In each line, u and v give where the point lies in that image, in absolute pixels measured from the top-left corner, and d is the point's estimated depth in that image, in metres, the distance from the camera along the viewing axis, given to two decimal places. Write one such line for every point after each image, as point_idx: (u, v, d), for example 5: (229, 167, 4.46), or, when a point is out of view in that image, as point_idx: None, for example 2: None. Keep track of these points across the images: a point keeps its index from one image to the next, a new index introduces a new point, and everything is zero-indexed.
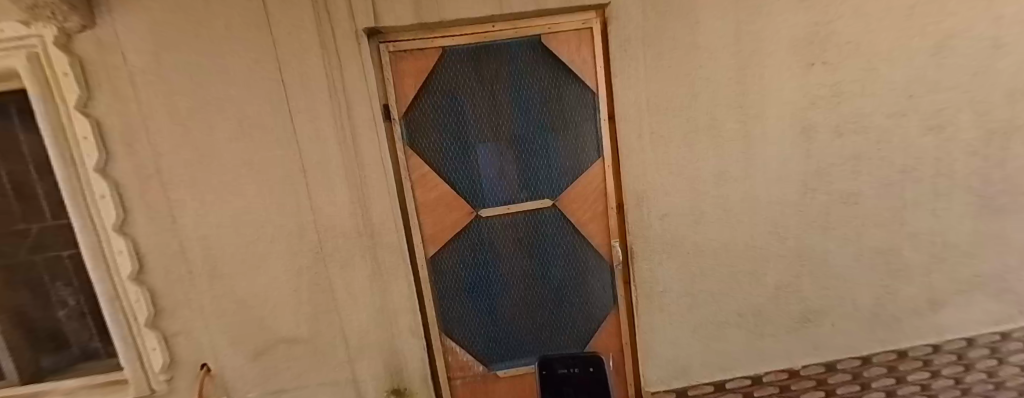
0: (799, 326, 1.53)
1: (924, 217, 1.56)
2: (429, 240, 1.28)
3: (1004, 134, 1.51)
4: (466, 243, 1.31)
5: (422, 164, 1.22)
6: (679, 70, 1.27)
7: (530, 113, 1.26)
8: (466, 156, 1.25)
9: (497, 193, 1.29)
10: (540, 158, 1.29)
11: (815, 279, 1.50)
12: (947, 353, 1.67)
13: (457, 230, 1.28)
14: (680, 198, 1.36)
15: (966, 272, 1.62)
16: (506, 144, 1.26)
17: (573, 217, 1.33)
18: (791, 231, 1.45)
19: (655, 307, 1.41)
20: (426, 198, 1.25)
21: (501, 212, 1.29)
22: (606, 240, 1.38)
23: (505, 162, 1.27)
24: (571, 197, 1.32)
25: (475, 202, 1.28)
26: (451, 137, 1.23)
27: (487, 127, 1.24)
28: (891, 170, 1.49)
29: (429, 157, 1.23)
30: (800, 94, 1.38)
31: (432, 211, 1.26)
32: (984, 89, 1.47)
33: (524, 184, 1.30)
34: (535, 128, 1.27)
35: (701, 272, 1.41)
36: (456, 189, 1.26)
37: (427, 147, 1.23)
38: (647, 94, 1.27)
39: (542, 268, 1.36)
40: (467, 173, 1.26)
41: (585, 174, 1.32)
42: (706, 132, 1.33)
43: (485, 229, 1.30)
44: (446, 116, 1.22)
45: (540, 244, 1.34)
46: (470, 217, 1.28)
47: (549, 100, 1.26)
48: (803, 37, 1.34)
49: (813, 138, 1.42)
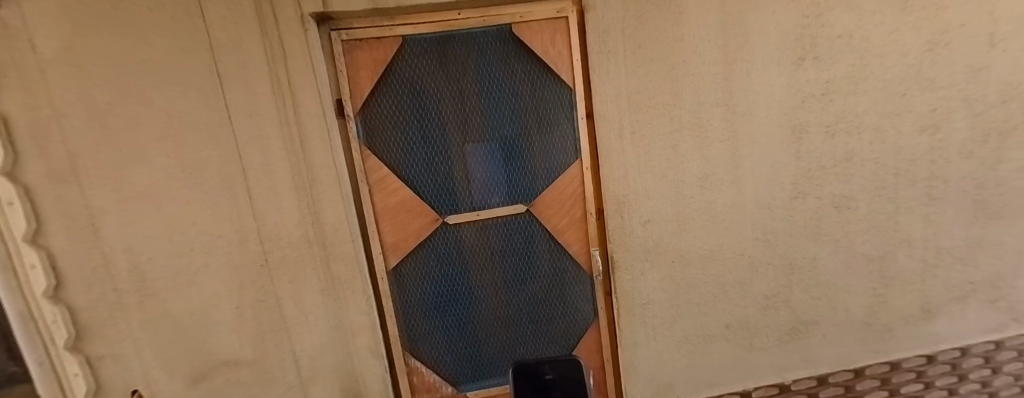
0: (789, 339, 1.44)
1: (919, 222, 1.49)
2: (391, 250, 1.16)
3: (1000, 134, 1.51)
4: (433, 253, 1.19)
5: (382, 165, 1.11)
6: (662, 65, 1.20)
7: (502, 111, 1.15)
8: (432, 157, 1.13)
9: (466, 198, 1.17)
10: (513, 161, 1.18)
11: (806, 288, 1.42)
12: (941, 364, 1.61)
13: (421, 239, 1.17)
14: (664, 203, 1.26)
15: (958, 278, 1.59)
16: (475, 143, 1.15)
17: (549, 224, 1.23)
18: (781, 238, 1.37)
19: (639, 322, 1.31)
20: (386, 203, 1.13)
21: (470, 218, 1.18)
22: (585, 248, 1.27)
23: (476, 165, 1.16)
24: (545, 201, 1.21)
25: (441, 207, 1.17)
26: (413, 136, 1.11)
27: (455, 125, 1.13)
28: (884, 173, 1.43)
29: (390, 158, 1.12)
30: (790, 91, 1.31)
31: (393, 218, 1.14)
32: (967, 90, 1.45)
33: (496, 189, 1.19)
34: (507, 126, 1.16)
35: (688, 282, 1.32)
36: (421, 193, 1.15)
37: (388, 147, 1.11)
38: (627, 90, 1.19)
39: (516, 280, 1.25)
40: (432, 177, 1.14)
41: (562, 177, 1.21)
42: (690, 131, 1.25)
43: (454, 238, 1.19)
44: (407, 113, 1.10)
45: (513, 253, 1.24)
46: (436, 224, 1.16)
47: (521, 95, 1.16)
48: (792, 31, 1.28)
49: (803, 139, 1.34)
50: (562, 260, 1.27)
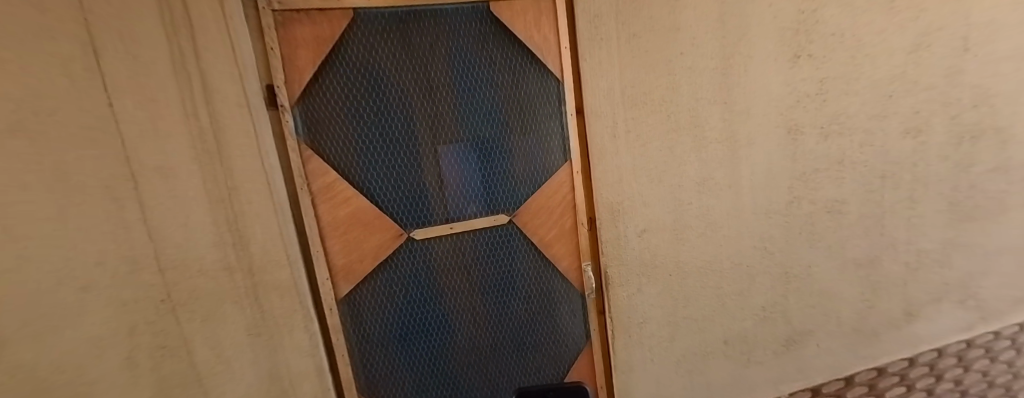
0: (785, 350, 1.36)
1: (902, 226, 1.48)
2: (342, 274, 0.93)
3: (972, 137, 1.53)
4: (395, 277, 0.97)
5: (328, 168, 0.87)
6: (658, 57, 1.07)
7: (479, 104, 0.95)
8: (393, 160, 0.91)
9: (436, 208, 0.96)
10: (494, 163, 0.98)
11: (801, 297, 1.35)
12: (921, 365, 1.62)
13: (381, 258, 0.95)
14: (660, 210, 1.13)
15: (937, 280, 1.60)
16: (447, 142, 0.94)
17: (534, 236, 1.05)
18: (778, 245, 1.28)
19: (634, 343, 1.17)
20: (335, 216, 0.90)
21: (442, 232, 0.97)
22: (576, 263, 1.10)
23: (448, 169, 0.95)
24: (530, 210, 1.03)
25: (406, 219, 0.95)
26: (367, 132, 0.88)
27: (421, 119, 0.92)
28: (873, 176, 1.39)
29: (338, 160, 0.88)
30: (786, 89, 1.23)
31: (344, 234, 0.92)
32: (944, 93, 1.46)
33: (473, 197, 0.98)
34: (484, 121, 0.96)
35: (685, 296, 1.19)
36: (379, 203, 0.92)
37: (335, 145, 0.87)
38: (620, 84, 1.05)
39: (498, 305, 1.05)
40: (394, 184, 0.92)
41: (550, 182, 1.04)
42: (687, 130, 1.13)
43: (421, 257, 0.97)
44: (360, 103, 0.87)
45: (494, 272, 1.03)
46: (399, 240, 0.95)
47: (501, 84, 0.97)
48: (788, 26, 1.20)
49: (800, 140, 1.26)
50: (551, 278, 1.09)
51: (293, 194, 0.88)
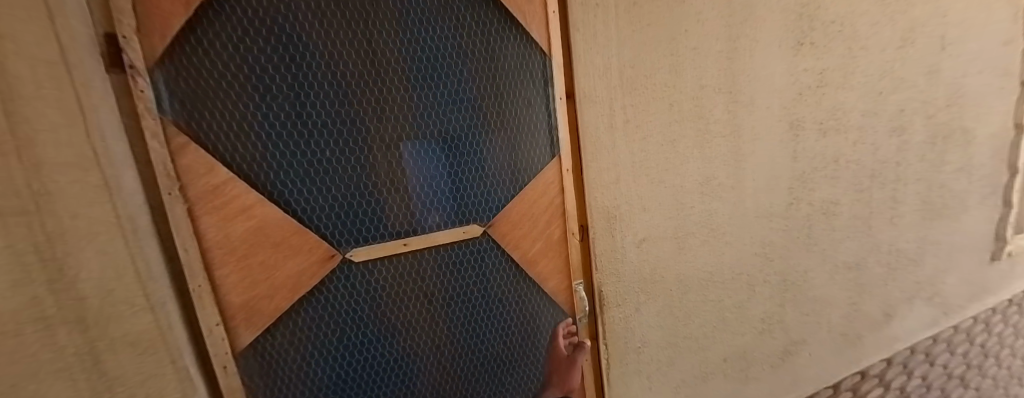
0: (781, 362, 1.26)
1: (885, 227, 1.44)
2: (241, 316, 0.57)
3: (943, 137, 1.54)
4: (323, 318, 0.61)
5: (208, 153, 0.52)
6: (661, 32, 0.89)
7: (444, 69, 0.67)
8: (311, 144, 0.57)
9: (384, 220, 0.64)
10: (462, 156, 0.70)
11: (797, 305, 1.25)
12: (899, 364, 1.64)
13: (303, 292, 0.60)
14: (660, 215, 0.96)
15: (911, 280, 1.59)
16: (399, 123, 0.63)
17: (516, 252, 0.80)
18: (777, 251, 1.17)
19: (632, 372, 0.99)
20: (225, 227, 0.54)
21: (393, 252, 0.66)
22: (567, 283, 0.87)
23: (398, 161, 0.64)
24: (510, 217, 0.78)
25: (340, 237, 0.61)
26: (270, 99, 0.54)
27: (358, 81, 0.60)
28: (863, 175, 1.32)
29: (220, 144, 0.53)
30: (789, 80, 1.11)
31: (243, 256, 0.56)
32: (924, 91, 1.43)
33: (435, 203, 0.69)
34: (449, 97, 0.68)
35: (686, 313, 1.04)
36: (296, 211, 0.58)
37: (217, 120, 0.52)
38: (619, 62, 0.86)
39: (471, 337, 0.76)
40: (316, 184, 0.58)
41: (535, 180, 0.80)
42: (691, 122, 0.96)
43: (364, 286, 0.64)
44: (256, 50, 0.53)
45: (465, 300, 0.75)
46: (332, 264, 0.61)
47: (470, 46, 0.69)
48: (792, 9, 1.08)
49: (800, 137, 1.15)
50: (535, 302, 0.84)
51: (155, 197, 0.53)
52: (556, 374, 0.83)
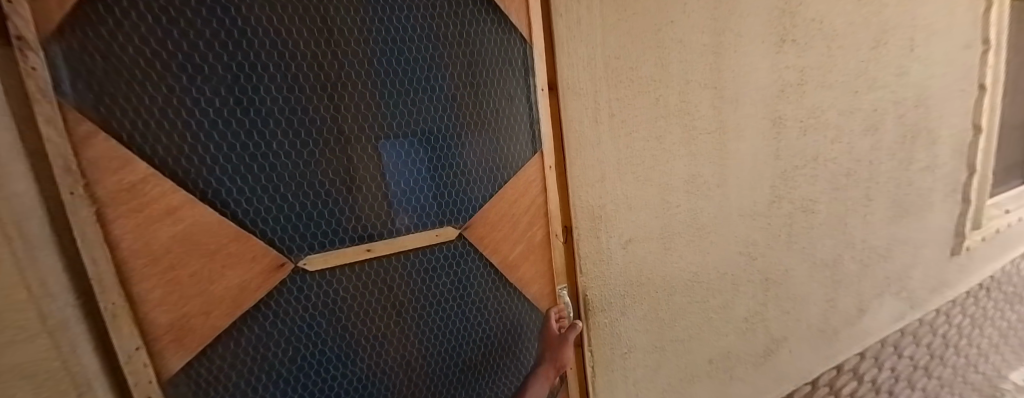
0: (763, 361, 1.25)
1: (860, 224, 1.46)
2: (169, 337, 0.48)
3: (911, 137, 1.58)
4: (271, 338, 0.53)
5: (124, 146, 0.43)
6: (647, 23, 0.85)
7: (415, 54, 0.60)
8: (256, 136, 0.49)
9: (344, 224, 0.57)
10: (437, 151, 0.64)
11: (778, 303, 1.24)
12: (870, 358, 1.68)
13: (247, 307, 0.52)
14: (646, 215, 0.92)
15: (882, 275, 1.63)
16: (364, 114, 0.56)
17: (494, 256, 0.74)
18: (760, 250, 1.15)
19: (618, 379, 0.94)
20: (146, 234, 0.45)
21: (355, 258, 0.58)
22: (548, 288, 0.82)
23: (363, 156, 0.56)
24: (488, 219, 0.72)
25: (292, 243, 0.53)
26: (202, 82, 0.45)
27: (313, 63, 0.51)
28: (840, 174, 1.33)
29: (138, 133, 0.43)
30: (772, 77, 1.09)
31: (171, 268, 0.47)
32: (895, 92, 1.46)
33: (406, 203, 0.62)
34: (422, 85, 0.61)
35: (672, 316, 1.00)
36: (237, 214, 0.50)
37: (132, 105, 0.43)
38: (604, 52, 0.81)
39: (448, 346, 0.69)
40: (263, 182, 0.50)
41: (516, 178, 0.74)
42: (677, 118, 0.93)
43: (319, 299, 0.56)
44: (184, 23, 0.44)
45: (438, 310, 0.68)
46: (282, 274, 0.53)
47: (444, 31, 0.63)
48: (776, 5, 1.06)
49: (782, 134, 1.14)
50: (515, 310, 0.78)
51: (55, 198, 0.43)
52: (548, 351, 0.77)
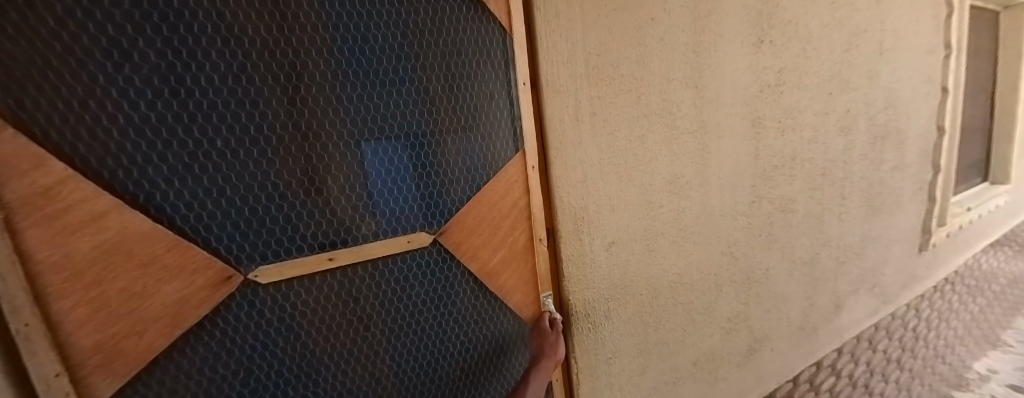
0: (746, 360, 1.25)
1: (835, 223, 1.49)
2: (97, 361, 0.43)
3: (881, 137, 1.62)
4: (218, 359, 0.48)
5: (36, 142, 0.37)
6: (626, 19, 0.83)
7: (382, 46, 0.56)
8: (198, 131, 0.44)
9: (302, 231, 0.52)
10: (412, 149, 0.60)
11: (760, 302, 1.25)
12: (848, 353, 1.71)
13: (189, 324, 0.47)
14: (629, 215, 0.90)
15: (857, 272, 1.67)
16: (326, 110, 0.51)
17: (474, 263, 0.70)
18: (742, 250, 1.15)
19: (603, 385, 0.91)
20: (66, 245, 0.40)
21: (315, 268, 0.53)
22: (533, 294, 0.79)
23: (325, 156, 0.52)
24: (465, 224, 0.68)
25: (241, 253, 0.49)
26: (130, 70, 0.40)
27: (263, 54, 0.46)
28: (817, 173, 1.35)
29: (54, 129, 0.38)
30: (751, 78, 1.09)
31: (97, 282, 0.42)
32: (866, 93, 1.50)
33: (375, 206, 0.58)
34: (392, 80, 0.57)
35: (656, 319, 0.99)
36: (175, 220, 0.44)
37: (46, 95, 0.37)
38: (584, 49, 0.79)
39: (425, 355, 0.65)
40: (206, 184, 0.45)
41: (495, 179, 0.70)
42: (659, 118, 0.91)
43: (274, 315, 0.51)
44: (107, 2, 0.39)
45: (412, 322, 0.63)
46: (229, 288, 0.48)
47: (415, 24, 0.59)
48: (753, 6, 1.07)
49: (761, 134, 1.14)
50: (496, 318, 0.75)
51: None
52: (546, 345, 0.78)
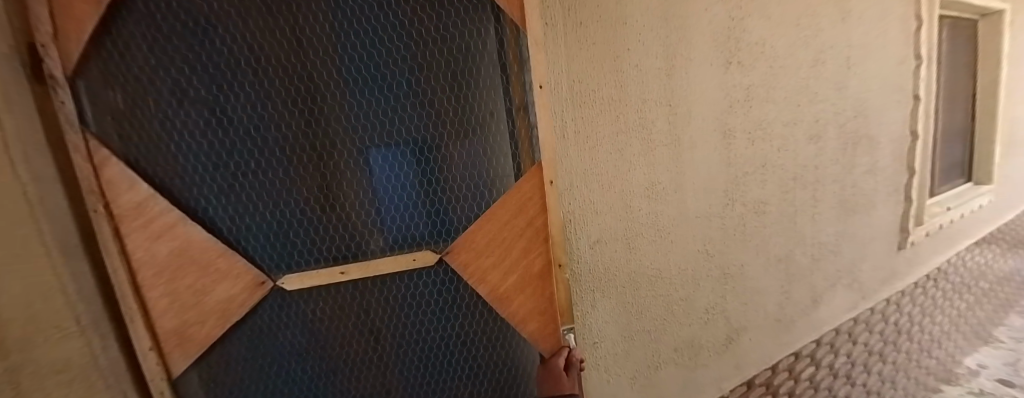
0: (725, 348, 1.38)
1: (809, 223, 1.62)
2: (176, 339, 0.69)
3: (853, 143, 1.76)
4: (258, 335, 0.74)
5: (138, 177, 0.64)
6: (605, 50, 0.98)
7: (390, 96, 0.70)
8: (240, 178, 0.66)
9: (316, 247, 0.72)
10: (418, 177, 0.73)
11: (736, 295, 1.38)
12: (826, 344, 1.84)
13: (233, 318, 0.72)
14: (612, 217, 1.04)
15: (833, 268, 1.79)
16: (336, 154, 0.69)
17: (482, 286, 0.82)
18: (716, 247, 1.29)
19: (590, 366, 1.05)
20: (156, 252, 0.66)
21: (329, 279, 0.73)
22: (549, 305, 0.86)
23: (337, 189, 0.70)
24: (471, 245, 0.80)
25: (271, 262, 0.71)
26: (192, 137, 0.63)
27: (290, 123, 0.66)
28: (788, 178, 1.49)
29: (150, 169, 0.64)
30: (721, 94, 1.23)
31: (172, 281, 0.68)
32: (835, 104, 1.63)
33: (381, 225, 0.74)
34: (399, 122, 0.71)
35: (639, 308, 1.12)
36: (223, 233, 0.69)
37: (142, 145, 0.63)
38: (568, 78, 0.93)
39: (429, 348, 0.82)
40: (246, 212, 0.68)
41: (505, 197, 0.80)
42: (636, 134, 1.06)
43: (293, 314, 0.74)
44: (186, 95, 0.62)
45: (408, 323, 0.80)
46: (262, 290, 0.71)
47: (422, 71, 0.71)
48: (722, 32, 1.21)
49: (732, 144, 1.28)
50: (503, 331, 0.86)
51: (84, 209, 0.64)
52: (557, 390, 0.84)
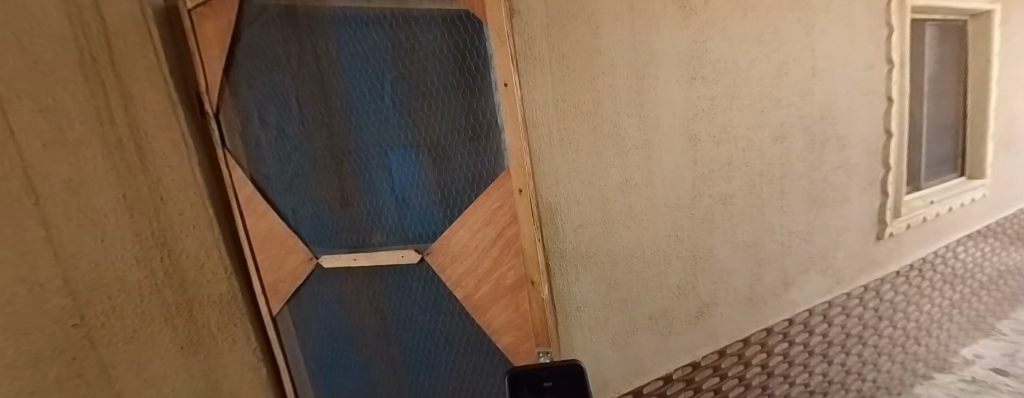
0: (697, 319, 1.62)
1: (777, 214, 1.84)
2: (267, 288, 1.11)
3: (821, 143, 1.97)
4: (317, 283, 1.13)
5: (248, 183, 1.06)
6: (582, 75, 1.25)
7: (383, 131, 0.95)
8: (301, 181, 1.05)
9: (341, 234, 1.07)
10: (404, 191, 0.97)
11: (705, 275, 1.62)
12: (801, 323, 2.05)
13: (297, 278, 1.10)
14: (591, 206, 1.31)
15: (804, 255, 2.00)
16: (351, 170, 1.01)
17: (459, 289, 1.02)
18: (685, 233, 1.53)
19: (575, 325, 1.32)
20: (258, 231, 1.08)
21: (347, 262, 1.06)
22: (521, 309, 0.96)
23: (352, 194, 1.02)
24: (445, 251, 0.99)
25: (317, 243, 1.09)
26: (276, 158, 1.05)
27: (325, 149, 1.00)
28: (754, 174, 1.72)
29: (256, 175, 1.07)
30: (686, 104, 1.49)
31: (266, 249, 1.09)
32: (800, 108, 1.86)
33: (381, 223, 1.03)
34: (391, 149, 0.95)
35: (617, 280, 1.39)
36: (293, 218, 1.09)
37: (251, 160, 1.06)
38: (553, 99, 1.21)
39: (428, 310, 1.08)
40: (306, 203, 1.07)
41: (474, 206, 0.93)
42: (610, 140, 1.33)
43: (333, 276, 1.11)
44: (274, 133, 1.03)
45: (408, 291, 1.08)
46: (312, 263, 1.09)
47: (407, 110, 0.92)
48: (686, 53, 1.47)
49: (698, 147, 1.53)
50: (481, 327, 1.05)
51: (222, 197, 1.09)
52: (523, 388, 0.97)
